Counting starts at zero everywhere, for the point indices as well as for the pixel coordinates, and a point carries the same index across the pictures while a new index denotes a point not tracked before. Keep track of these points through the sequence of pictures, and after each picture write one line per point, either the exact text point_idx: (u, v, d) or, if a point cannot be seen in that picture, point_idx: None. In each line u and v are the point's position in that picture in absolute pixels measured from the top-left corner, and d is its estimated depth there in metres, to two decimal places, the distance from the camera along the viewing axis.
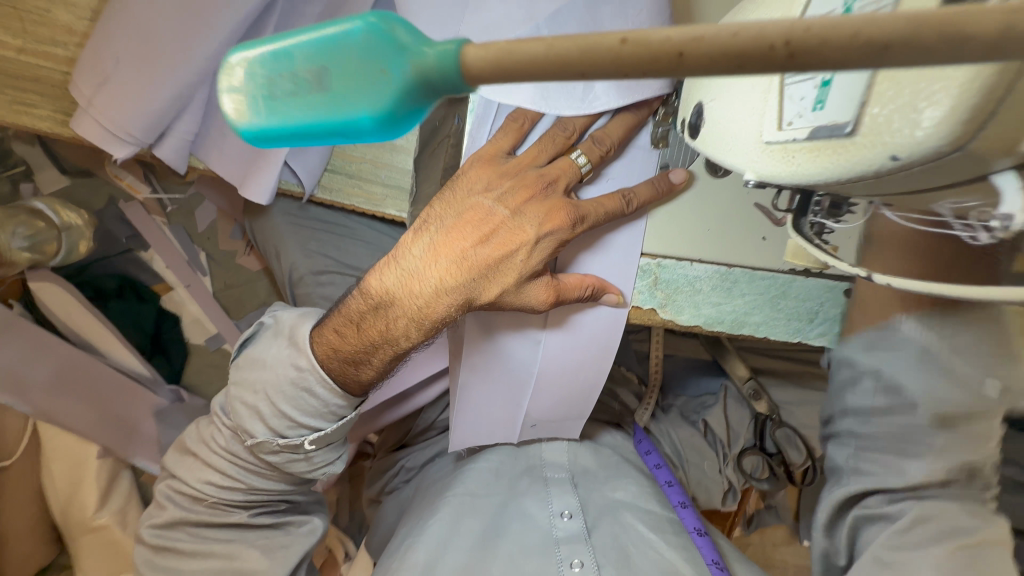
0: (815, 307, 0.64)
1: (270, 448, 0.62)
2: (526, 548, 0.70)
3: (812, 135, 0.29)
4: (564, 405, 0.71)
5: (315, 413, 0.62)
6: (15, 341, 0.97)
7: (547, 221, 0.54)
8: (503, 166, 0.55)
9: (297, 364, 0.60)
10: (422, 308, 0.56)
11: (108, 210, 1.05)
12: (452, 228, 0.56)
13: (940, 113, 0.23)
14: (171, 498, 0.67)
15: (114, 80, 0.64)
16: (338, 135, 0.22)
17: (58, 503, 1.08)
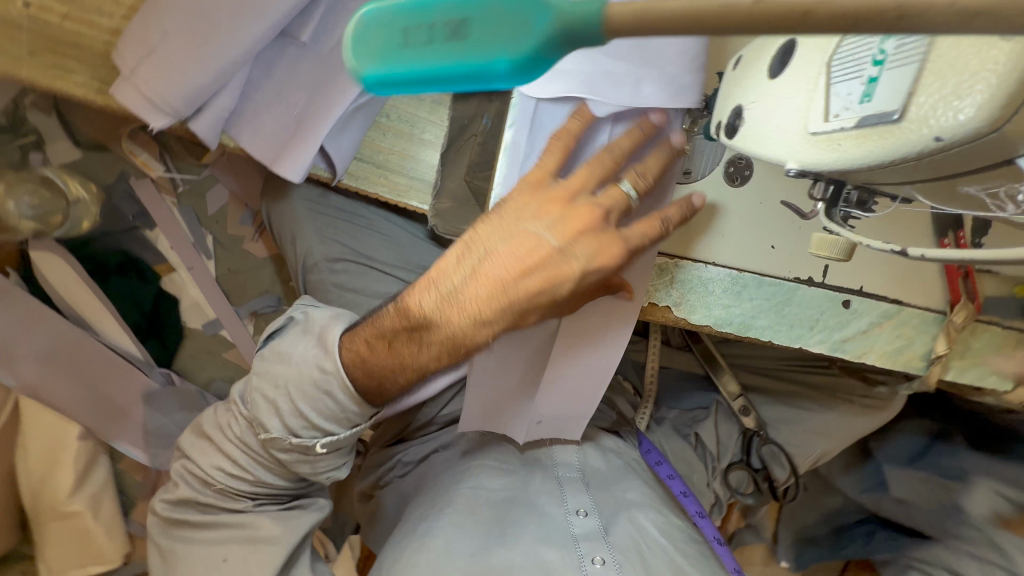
0: (815, 315, 0.68)
1: (283, 446, 0.63)
2: (545, 537, 0.71)
3: (860, 123, 0.34)
4: (572, 402, 0.74)
5: (331, 417, 0.62)
6: (8, 310, 0.95)
7: (593, 257, 0.57)
8: (554, 194, 0.56)
9: (322, 365, 0.61)
10: (458, 331, 0.59)
11: (117, 186, 1.04)
12: (498, 255, 0.57)
13: (981, 97, 0.29)
14: (183, 477, 0.69)
15: (160, 52, 0.65)
16: (473, 78, 0.27)
17: (28, 487, 1.03)
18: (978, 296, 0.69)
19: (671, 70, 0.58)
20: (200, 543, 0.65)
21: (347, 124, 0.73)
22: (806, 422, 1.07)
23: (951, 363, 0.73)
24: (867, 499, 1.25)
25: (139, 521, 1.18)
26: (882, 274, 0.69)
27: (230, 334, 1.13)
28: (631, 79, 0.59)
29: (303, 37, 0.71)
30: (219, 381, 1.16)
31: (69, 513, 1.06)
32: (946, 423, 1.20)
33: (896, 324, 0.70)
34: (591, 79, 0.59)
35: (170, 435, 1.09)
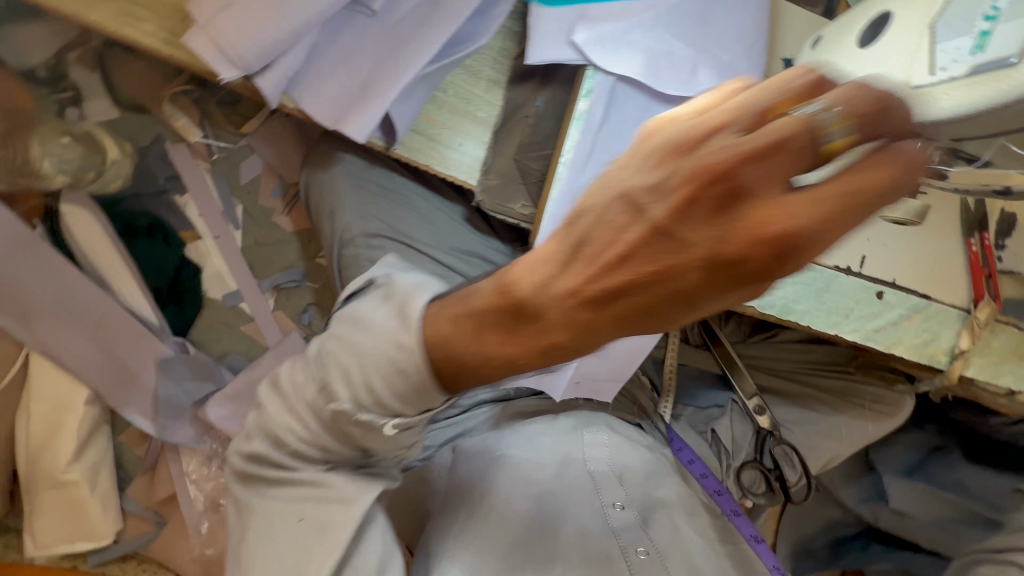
0: (851, 303, 0.72)
1: (353, 420, 0.51)
2: (586, 532, 0.69)
3: (967, 73, 0.46)
4: (609, 367, 0.83)
5: (403, 398, 0.48)
6: (31, 263, 0.93)
7: (736, 230, 0.33)
8: (675, 142, 0.36)
9: (397, 338, 0.47)
10: (542, 333, 0.40)
11: (152, 147, 1.02)
12: (595, 231, 0.37)
13: None
14: (257, 428, 0.58)
15: (239, 5, 0.68)
16: None
17: (27, 451, 1.00)
18: (999, 296, 0.73)
19: (727, 56, 0.59)
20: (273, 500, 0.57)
21: (411, 91, 0.74)
22: (818, 424, 1.09)
23: (972, 359, 0.77)
24: (867, 509, 1.27)
25: (135, 499, 1.10)
26: (913, 269, 0.73)
27: (251, 307, 1.11)
28: (689, 64, 0.59)
29: (374, 6, 0.72)
30: (233, 356, 1.13)
31: (65, 482, 1.01)
32: (944, 435, 1.25)
33: (924, 318, 0.74)
34: (653, 60, 0.59)
35: (181, 407, 1.07)
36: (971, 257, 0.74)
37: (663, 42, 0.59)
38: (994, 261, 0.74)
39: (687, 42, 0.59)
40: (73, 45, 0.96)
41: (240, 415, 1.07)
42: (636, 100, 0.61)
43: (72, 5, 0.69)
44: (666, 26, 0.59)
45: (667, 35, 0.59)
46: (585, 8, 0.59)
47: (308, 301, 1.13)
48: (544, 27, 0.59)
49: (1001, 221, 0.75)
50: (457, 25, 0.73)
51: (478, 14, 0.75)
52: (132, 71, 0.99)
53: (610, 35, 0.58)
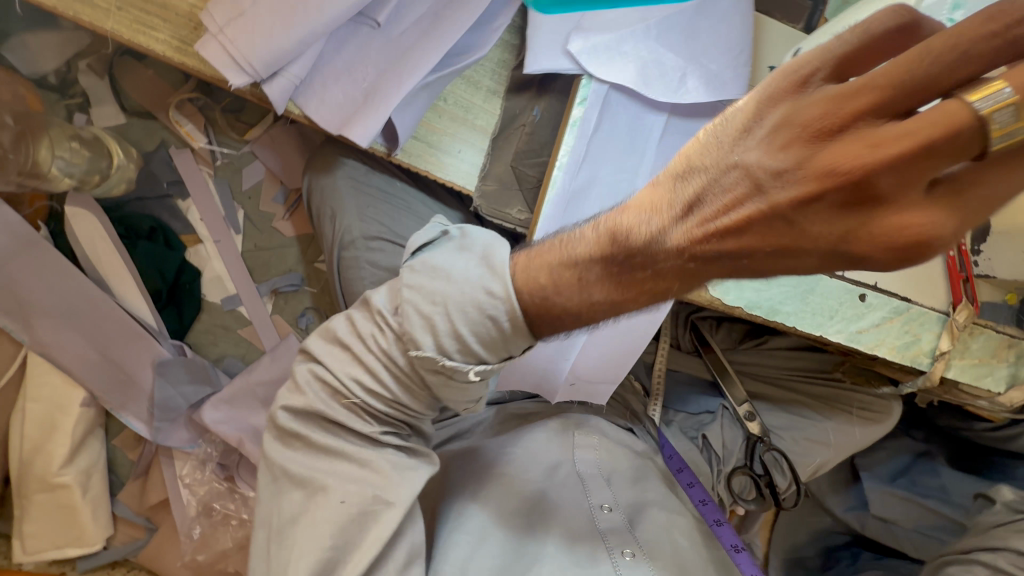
0: (834, 305, 0.74)
1: (434, 366, 0.53)
2: (571, 535, 0.69)
3: None
4: (608, 364, 0.76)
5: (486, 344, 0.52)
6: (33, 264, 0.94)
7: (856, 228, 0.36)
8: (813, 122, 0.35)
9: (487, 284, 0.50)
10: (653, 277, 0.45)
11: (157, 153, 1.05)
12: (713, 205, 0.41)
13: None
14: (312, 384, 0.58)
15: (250, 15, 0.71)
16: None
17: (20, 452, 0.99)
18: (976, 300, 0.77)
19: (714, 66, 0.62)
20: (320, 461, 0.57)
21: (414, 99, 0.77)
22: (808, 431, 1.10)
23: (952, 361, 0.80)
24: (853, 517, 1.29)
25: (126, 503, 1.10)
26: (893, 272, 0.76)
27: (249, 311, 1.12)
28: (678, 73, 0.62)
29: (379, 18, 0.75)
30: (230, 359, 1.14)
31: (57, 485, 1.01)
32: (930, 442, 1.28)
33: (905, 320, 0.77)
34: (644, 69, 0.62)
35: (177, 409, 1.06)
36: (949, 261, 0.77)
37: (654, 53, 0.62)
38: (971, 266, 0.77)
39: (676, 53, 0.63)
40: (83, 53, 1.00)
41: (236, 419, 1.07)
42: (627, 107, 0.64)
43: (87, 12, 0.72)
44: (656, 37, 0.62)
45: (658, 45, 0.62)
46: (579, 20, 0.62)
47: (306, 306, 1.15)
48: (540, 39, 0.62)
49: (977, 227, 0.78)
50: (459, 35, 0.76)
51: (478, 26, 0.78)
52: (139, 79, 1.01)
53: (603, 45, 0.61)
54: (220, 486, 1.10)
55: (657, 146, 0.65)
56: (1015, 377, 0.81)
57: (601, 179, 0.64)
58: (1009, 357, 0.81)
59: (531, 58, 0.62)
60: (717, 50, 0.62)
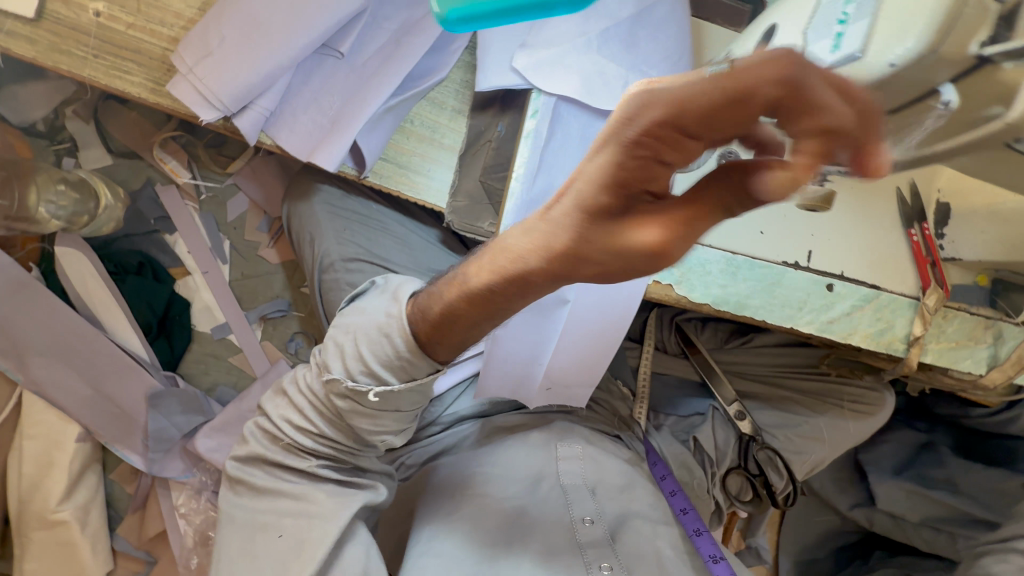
0: (803, 297, 0.75)
1: (342, 391, 0.62)
2: (548, 551, 0.71)
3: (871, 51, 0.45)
4: (582, 369, 0.76)
5: (387, 364, 0.60)
6: (27, 306, 0.96)
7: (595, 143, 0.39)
8: None
9: (389, 311, 0.61)
10: (497, 256, 0.49)
11: (143, 191, 1.09)
12: None
13: (922, 28, 0.31)
14: (255, 433, 0.69)
15: (217, 55, 0.75)
16: (539, 9, 0.37)
17: (19, 491, 1.00)
18: (946, 283, 0.77)
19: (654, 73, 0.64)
20: (255, 507, 0.65)
21: (378, 122, 0.80)
22: (800, 427, 1.10)
23: (928, 346, 0.80)
24: (860, 514, 1.26)
25: (125, 537, 1.11)
26: (859, 260, 0.76)
27: (239, 338, 1.15)
28: (621, 80, 0.63)
29: (342, 49, 0.79)
30: (223, 388, 1.16)
31: (56, 522, 1.01)
32: (932, 432, 1.25)
33: (876, 307, 0.77)
34: (588, 79, 0.63)
35: (171, 439, 1.08)
36: (915, 246, 0.77)
37: (596, 63, 0.63)
38: (937, 250, 0.77)
39: (618, 64, 0.64)
40: (69, 100, 1.04)
41: (230, 446, 1.09)
42: (579, 117, 0.66)
43: (67, 62, 0.76)
44: (598, 47, 0.63)
45: (599, 56, 0.63)
46: (524, 39, 0.66)
47: (294, 330, 1.17)
48: (491, 60, 0.66)
49: (937, 212, 0.76)
50: (416, 60, 0.80)
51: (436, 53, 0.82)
52: (124, 121, 1.06)
53: (546, 59, 0.63)
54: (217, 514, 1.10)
55: None
56: (993, 358, 0.81)
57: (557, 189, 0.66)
58: (987, 338, 0.81)
59: (482, 77, 0.65)
60: (657, 57, 0.64)
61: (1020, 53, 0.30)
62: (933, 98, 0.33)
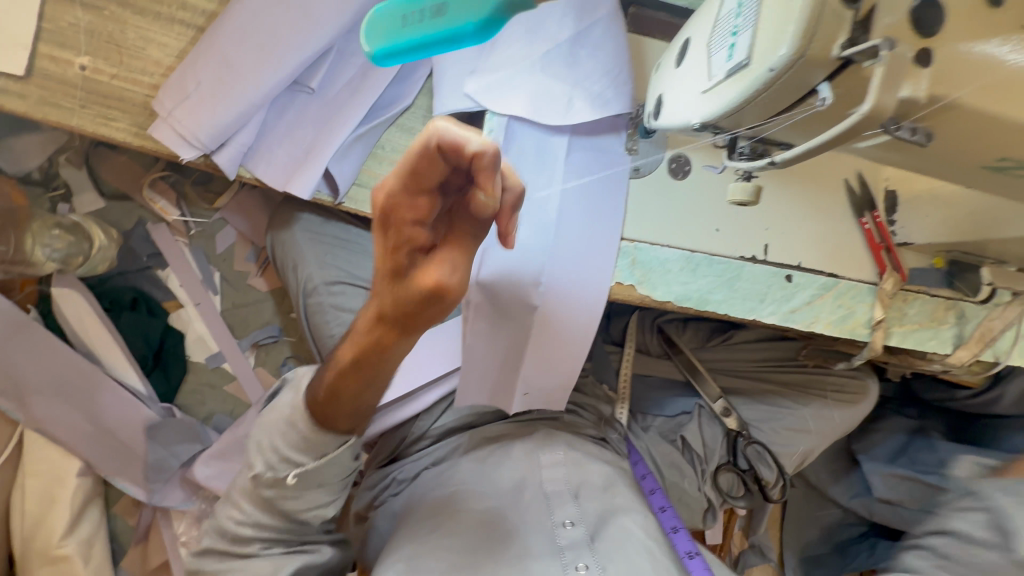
0: (764, 289, 0.78)
1: (267, 480, 0.73)
2: (528, 551, 0.74)
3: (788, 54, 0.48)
4: (554, 371, 0.79)
5: (300, 446, 0.72)
6: (27, 346, 1.00)
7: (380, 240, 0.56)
8: None
9: (292, 402, 0.73)
10: (362, 331, 0.62)
11: (135, 230, 1.14)
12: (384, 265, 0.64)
13: (792, 34, 0.35)
14: (207, 529, 0.79)
15: (194, 98, 0.80)
16: (451, 40, 0.38)
17: (23, 528, 1.02)
18: (901, 268, 0.80)
19: (596, 87, 0.69)
20: None
21: (349, 150, 0.85)
22: (786, 419, 1.11)
23: (892, 330, 0.82)
24: (859, 504, 1.23)
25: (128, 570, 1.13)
26: (815, 250, 0.79)
27: (233, 366, 1.18)
28: (565, 97, 0.69)
29: (312, 84, 0.84)
30: (219, 416, 1.19)
31: (59, 558, 1.03)
32: (923, 418, 1.25)
33: (836, 295, 0.80)
34: (535, 99, 0.69)
35: (170, 468, 1.10)
36: (867, 234, 0.80)
37: (542, 84, 0.69)
38: (890, 236, 0.80)
39: (561, 82, 0.69)
40: (62, 148, 1.09)
41: (228, 472, 1.11)
42: (532, 133, 0.72)
43: (56, 113, 0.81)
44: (541, 69, 0.69)
45: (544, 77, 0.69)
46: (477, 65, 0.70)
47: (286, 355, 1.21)
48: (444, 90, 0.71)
49: (886, 199, 0.81)
50: (381, 89, 0.86)
51: (401, 81, 0.87)
52: (116, 165, 1.11)
53: (493, 83, 0.69)
54: None
55: (564, 164, 0.72)
56: (959, 337, 0.84)
57: None
58: (949, 318, 0.84)
59: (440, 102, 0.70)
60: (597, 74, 0.69)
61: (873, 52, 0.34)
62: (813, 95, 0.38)
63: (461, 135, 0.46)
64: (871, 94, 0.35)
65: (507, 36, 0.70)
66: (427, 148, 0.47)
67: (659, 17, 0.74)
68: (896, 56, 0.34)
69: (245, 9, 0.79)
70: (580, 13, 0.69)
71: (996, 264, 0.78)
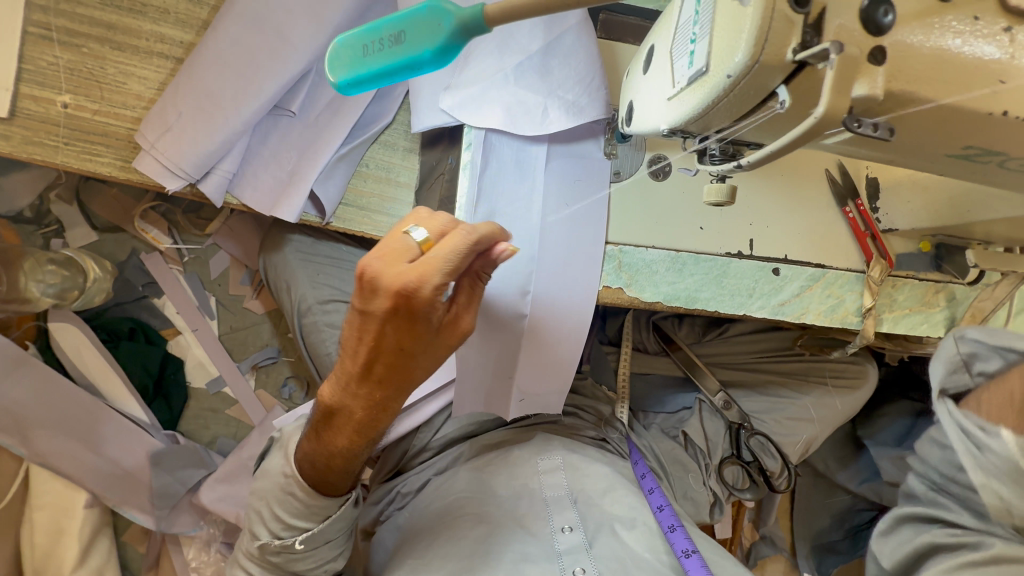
0: (751, 283, 0.78)
1: (273, 549, 0.73)
2: (526, 555, 0.74)
3: None
4: (548, 376, 0.79)
5: (299, 513, 0.72)
6: (27, 382, 1.00)
7: (406, 335, 0.57)
8: (359, 315, 0.58)
9: (286, 471, 0.72)
10: (365, 409, 0.64)
11: (129, 261, 1.15)
12: (345, 357, 0.63)
13: (747, 41, 0.35)
14: None
15: (175, 128, 0.81)
16: (410, 67, 0.40)
17: (33, 563, 1.02)
18: (888, 254, 0.79)
19: (569, 96, 0.70)
20: None
21: (332, 170, 0.85)
22: (788, 410, 1.10)
23: (882, 316, 0.83)
24: (867, 489, 1.22)
25: None
26: (799, 241, 0.79)
27: (234, 389, 1.19)
28: (539, 108, 0.70)
29: (293, 107, 0.85)
30: (222, 439, 1.20)
31: None
32: None
33: (824, 285, 0.80)
34: (511, 110, 0.70)
35: (176, 494, 1.10)
36: (851, 223, 0.80)
37: (515, 96, 0.70)
38: (874, 224, 0.80)
39: (535, 93, 0.70)
40: (52, 185, 1.10)
41: (234, 495, 1.11)
42: (510, 144, 0.73)
43: (40, 152, 0.82)
44: (515, 81, 0.70)
45: (518, 88, 0.70)
46: (450, 81, 0.72)
47: (286, 375, 1.22)
48: (422, 109, 0.73)
49: (868, 186, 0.81)
50: (361, 110, 0.86)
51: (383, 98, 0.89)
52: (105, 198, 1.12)
53: (468, 98, 0.70)
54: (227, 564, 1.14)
55: (545, 173, 0.73)
56: (951, 319, 0.84)
57: (502, 212, 0.73)
58: (940, 302, 0.83)
59: (416, 125, 0.72)
60: (569, 82, 0.70)
61: (823, 55, 0.35)
62: (772, 99, 0.39)
63: (475, 228, 0.54)
64: (824, 98, 0.35)
65: (479, 51, 0.71)
66: (469, 253, 0.54)
67: (627, 20, 0.74)
68: (845, 60, 0.35)
69: (220, 37, 0.79)
70: (550, 24, 0.69)
71: (982, 245, 0.78)
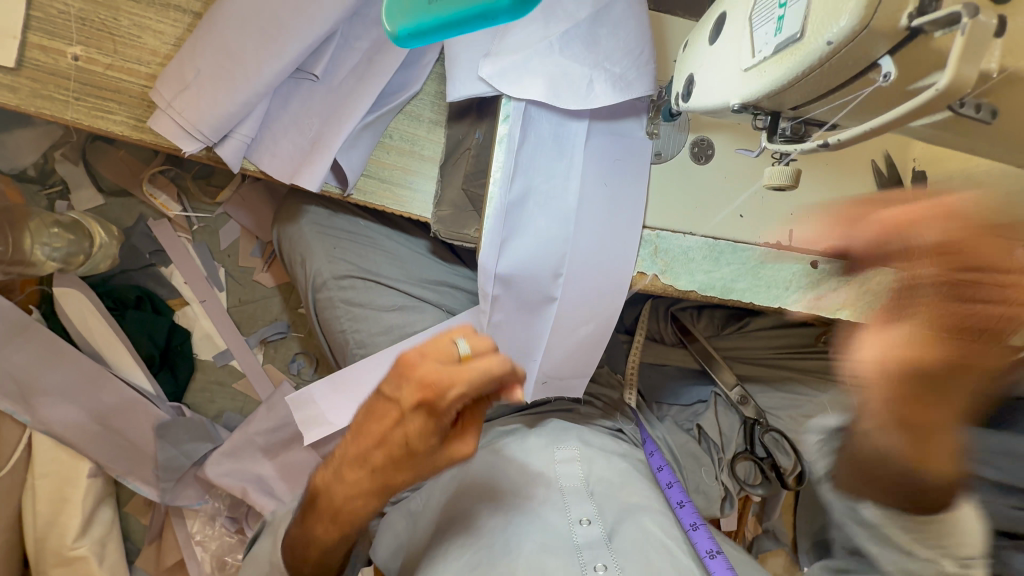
0: (788, 276, 0.75)
1: None
2: (547, 544, 0.72)
3: None
4: (572, 362, 0.77)
5: None
6: (29, 347, 0.96)
7: (416, 431, 0.56)
8: (383, 392, 0.58)
9: (270, 560, 0.69)
10: (354, 498, 0.62)
11: (137, 227, 1.11)
12: (353, 436, 0.61)
13: (854, 5, 0.35)
14: None
15: (193, 87, 0.77)
16: (483, 16, 0.44)
17: (33, 530, 1.00)
18: None
19: (617, 68, 0.67)
20: None
21: (357, 139, 0.81)
22: (806, 407, 1.09)
23: None
24: None
25: (143, 567, 1.13)
26: None
27: (242, 363, 1.17)
28: (585, 80, 0.67)
29: (316, 71, 0.81)
30: (228, 414, 1.18)
31: (73, 558, 1.01)
32: None
33: (863, 280, 0.77)
34: (553, 82, 0.67)
35: (181, 467, 1.07)
36: None
37: (559, 65, 0.67)
38: None
39: (581, 64, 0.67)
40: (57, 144, 1.06)
41: (239, 471, 1.09)
42: (550, 119, 0.70)
43: (49, 107, 0.78)
44: (560, 50, 0.67)
45: (563, 58, 0.67)
46: (490, 49, 0.69)
47: (295, 351, 1.20)
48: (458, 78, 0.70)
49: (914, 179, 0.77)
50: (388, 77, 0.82)
51: (411, 63, 0.84)
52: (112, 160, 1.08)
53: (509, 67, 0.67)
54: (231, 538, 1.13)
55: (584, 149, 0.71)
56: None
57: (538, 189, 0.70)
58: None
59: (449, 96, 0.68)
60: (618, 54, 0.67)
61: (947, 21, 0.34)
62: (875, 71, 0.38)
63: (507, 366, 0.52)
64: (950, 67, 0.34)
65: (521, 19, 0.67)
66: (496, 381, 0.52)
67: None
68: (976, 24, 0.33)
69: None
70: None
71: None
